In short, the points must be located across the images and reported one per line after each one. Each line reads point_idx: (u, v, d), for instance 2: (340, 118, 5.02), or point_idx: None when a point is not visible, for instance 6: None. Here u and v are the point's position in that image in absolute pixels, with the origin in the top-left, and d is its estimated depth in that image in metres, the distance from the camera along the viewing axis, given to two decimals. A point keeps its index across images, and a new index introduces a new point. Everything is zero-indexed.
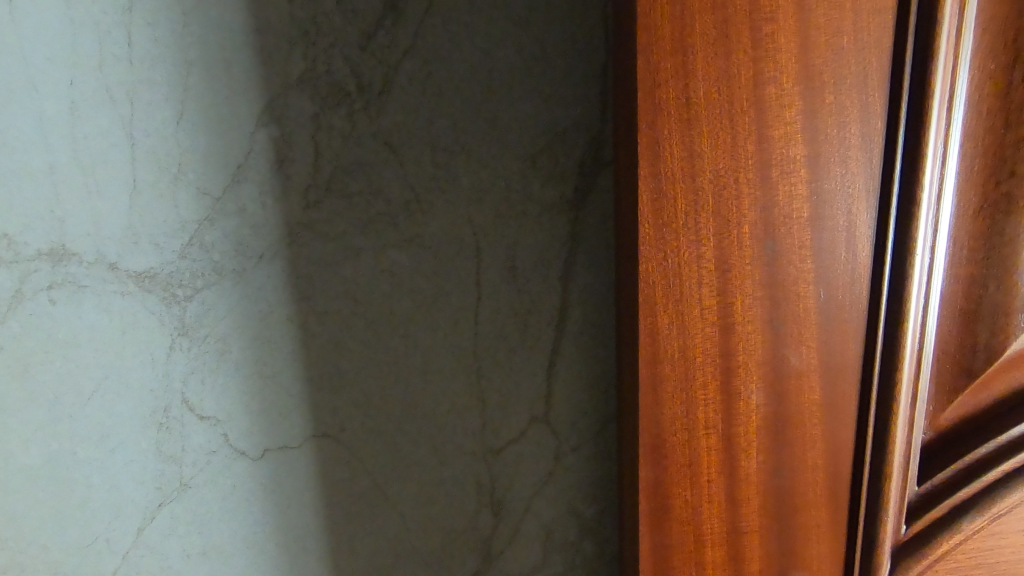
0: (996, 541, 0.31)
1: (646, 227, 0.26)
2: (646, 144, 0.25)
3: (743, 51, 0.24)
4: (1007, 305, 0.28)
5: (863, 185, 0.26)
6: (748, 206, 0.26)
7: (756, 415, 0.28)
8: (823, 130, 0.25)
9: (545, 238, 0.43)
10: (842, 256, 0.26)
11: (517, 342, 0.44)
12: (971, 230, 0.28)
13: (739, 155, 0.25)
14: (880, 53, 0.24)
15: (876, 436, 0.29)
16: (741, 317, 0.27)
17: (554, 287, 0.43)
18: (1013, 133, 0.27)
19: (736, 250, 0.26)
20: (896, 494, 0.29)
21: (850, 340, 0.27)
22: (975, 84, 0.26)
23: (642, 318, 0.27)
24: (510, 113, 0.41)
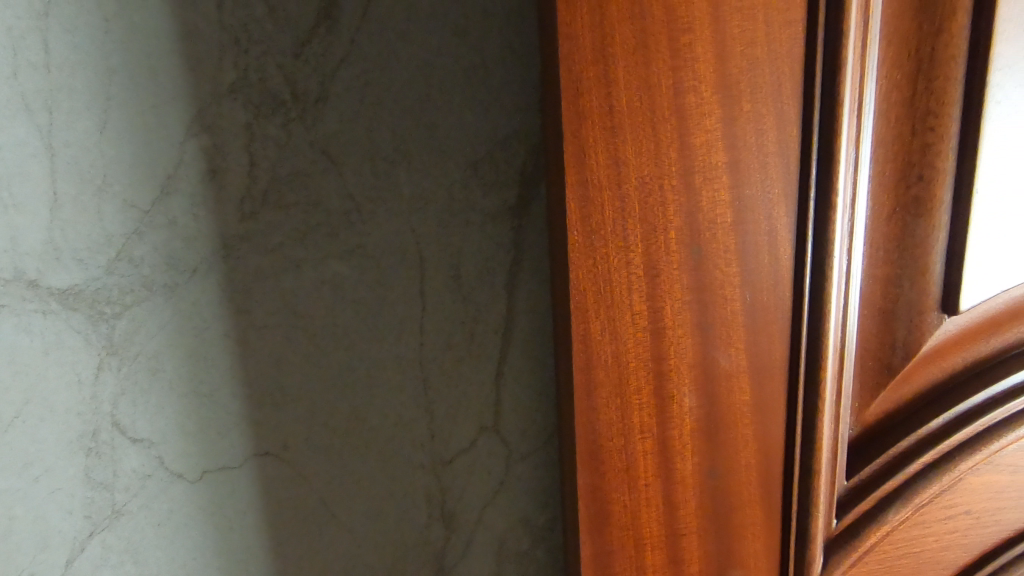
0: (921, 531, 0.32)
1: (575, 234, 0.26)
2: (573, 152, 0.25)
3: (663, 60, 0.25)
4: (920, 302, 0.30)
5: (782, 190, 0.27)
6: (673, 211, 0.26)
7: (690, 416, 0.29)
8: (742, 137, 0.26)
9: (489, 246, 0.42)
10: (765, 259, 0.27)
11: (463, 351, 0.44)
12: (885, 232, 0.29)
13: (663, 162, 0.26)
14: (793, 63, 0.25)
15: (806, 434, 0.29)
16: (672, 321, 0.27)
17: (499, 295, 0.43)
18: (919, 139, 0.28)
19: (664, 256, 0.26)
20: (826, 490, 0.30)
21: (776, 341, 0.28)
22: (884, 93, 0.27)
23: (575, 325, 0.27)
24: (450, 121, 0.40)
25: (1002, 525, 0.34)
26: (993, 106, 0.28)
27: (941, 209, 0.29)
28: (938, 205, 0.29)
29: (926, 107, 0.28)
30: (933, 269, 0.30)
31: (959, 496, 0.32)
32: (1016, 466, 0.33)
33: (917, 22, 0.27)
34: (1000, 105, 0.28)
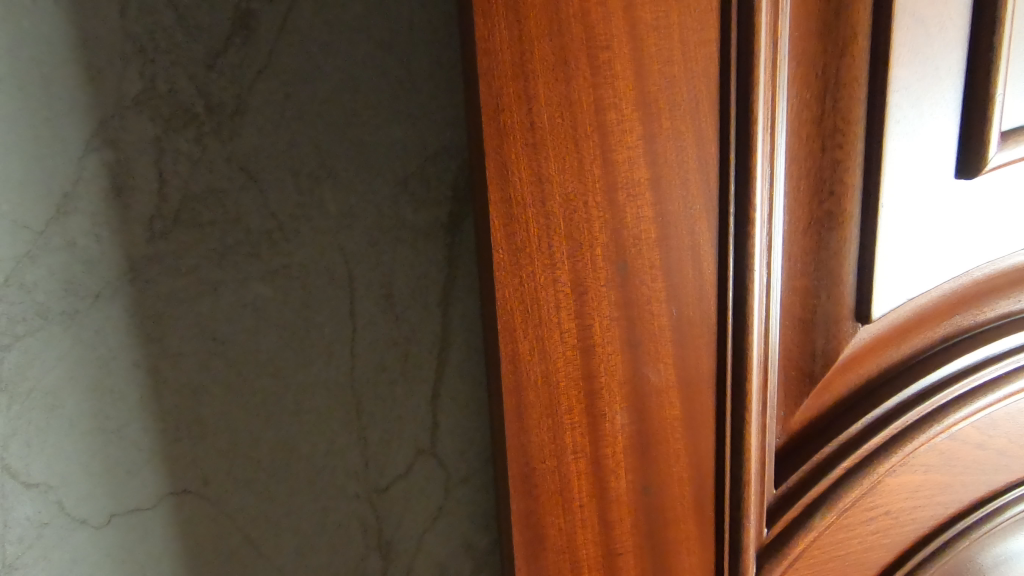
0: (846, 534, 0.33)
1: (500, 253, 0.25)
2: (495, 168, 0.25)
3: (582, 77, 0.25)
4: (836, 312, 0.31)
5: (703, 206, 0.27)
6: (599, 228, 0.26)
7: (622, 434, 0.28)
8: (663, 154, 0.26)
9: (421, 264, 0.41)
10: (690, 273, 0.27)
11: (397, 373, 0.42)
12: (802, 245, 0.30)
13: (586, 178, 0.25)
14: (708, 82, 0.26)
15: (735, 446, 0.30)
16: (601, 338, 0.27)
17: (433, 314, 0.42)
18: (829, 156, 0.29)
19: (591, 272, 0.26)
20: (756, 500, 0.31)
21: (703, 354, 0.29)
22: (795, 112, 0.28)
23: (502, 345, 0.26)
24: (377, 136, 0.39)
25: (920, 524, 0.35)
26: (893, 126, 0.29)
27: (851, 222, 0.30)
28: (849, 218, 0.30)
29: (834, 125, 0.29)
30: (847, 280, 0.31)
31: (880, 499, 0.33)
32: (926, 466, 0.34)
33: (822, 44, 0.28)
34: (899, 125, 0.29)
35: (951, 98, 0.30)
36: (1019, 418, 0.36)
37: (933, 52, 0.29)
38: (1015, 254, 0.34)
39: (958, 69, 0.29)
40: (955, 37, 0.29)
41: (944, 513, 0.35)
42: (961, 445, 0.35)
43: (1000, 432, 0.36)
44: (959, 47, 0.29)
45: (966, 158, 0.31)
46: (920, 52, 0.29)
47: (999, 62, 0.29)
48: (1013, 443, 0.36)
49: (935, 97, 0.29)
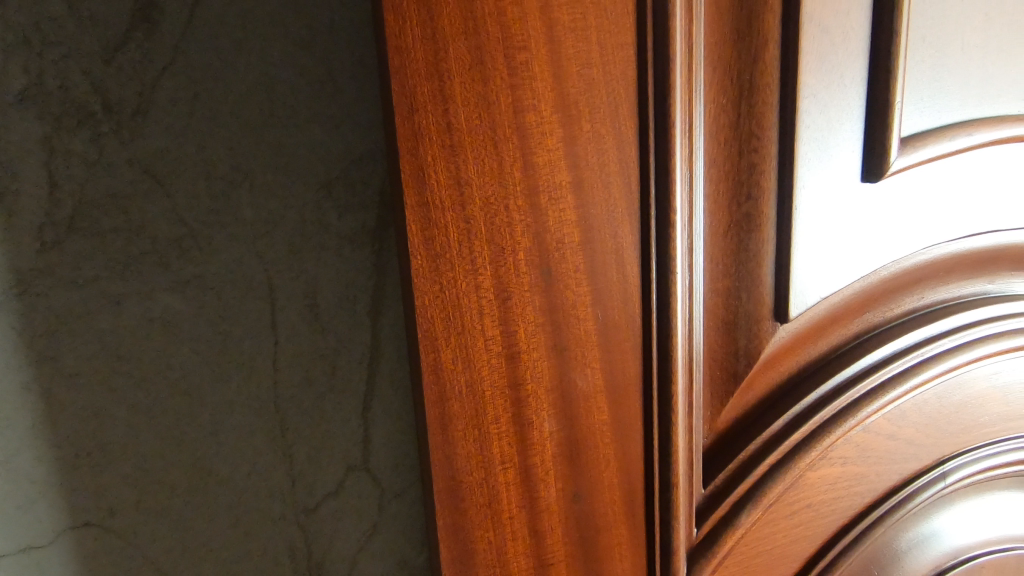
0: (772, 528, 0.34)
1: (419, 259, 0.24)
2: (410, 171, 0.24)
3: (500, 77, 0.24)
4: (756, 312, 0.32)
5: (625, 209, 0.27)
6: (521, 232, 0.25)
7: (551, 441, 0.28)
8: (584, 157, 0.26)
9: (348, 272, 0.38)
10: (614, 277, 0.27)
11: (325, 387, 0.39)
12: (722, 247, 0.30)
13: (506, 181, 0.25)
14: (627, 86, 0.26)
15: (663, 448, 0.30)
16: (526, 344, 0.27)
17: (362, 324, 0.39)
18: (745, 160, 0.30)
19: (514, 276, 0.26)
20: (685, 502, 0.31)
21: (629, 359, 0.28)
22: (712, 117, 0.29)
23: (423, 355, 0.25)
24: (299, 138, 0.36)
25: (840, 513, 0.36)
26: (804, 131, 0.30)
27: (768, 224, 0.31)
28: (766, 221, 0.31)
29: (750, 130, 0.30)
30: (765, 281, 0.32)
31: (802, 492, 0.34)
32: (846, 458, 0.35)
33: (736, 51, 0.29)
34: (809, 131, 0.30)
35: (855, 104, 0.31)
36: (927, 408, 0.37)
37: (837, 61, 0.30)
38: (921, 252, 0.35)
39: (860, 76, 0.30)
40: (857, 46, 0.30)
41: (861, 501, 0.37)
42: (876, 436, 0.36)
43: (911, 422, 0.37)
44: (861, 56, 0.30)
45: (872, 162, 0.32)
46: (827, 61, 0.30)
47: (898, 70, 0.30)
48: (924, 431, 0.38)
49: (841, 104, 0.30)
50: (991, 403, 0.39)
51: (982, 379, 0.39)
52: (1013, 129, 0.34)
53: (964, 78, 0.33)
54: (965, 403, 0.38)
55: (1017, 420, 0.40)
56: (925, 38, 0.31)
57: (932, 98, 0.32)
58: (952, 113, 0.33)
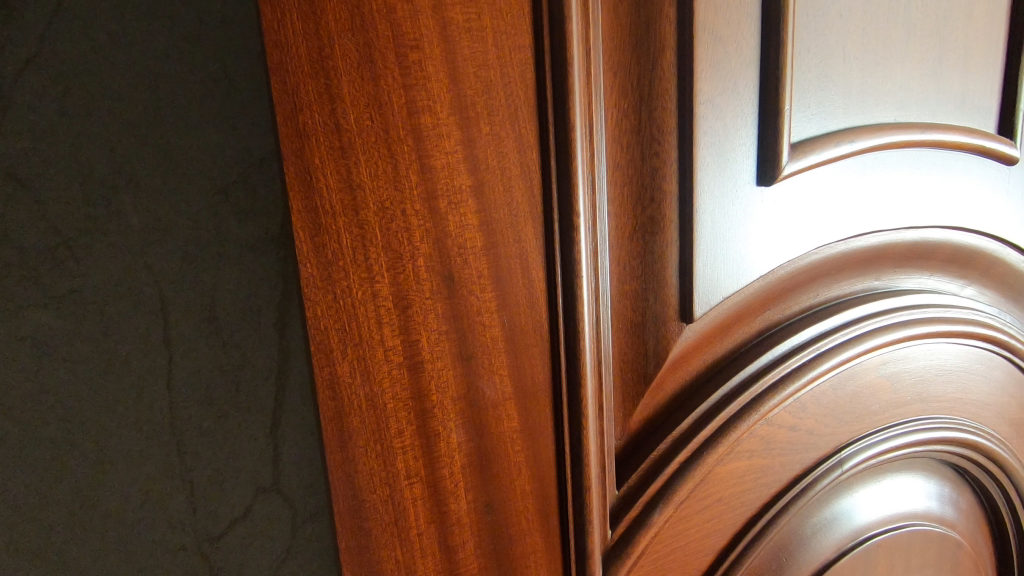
0: (684, 525, 0.35)
1: (309, 268, 0.23)
2: (297, 175, 0.22)
3: (392, 77, 0.23)
4: (664, 314, 0.32)
5: (529, 213, 0.27)
6: (420, 237, 0.25)
7: (459, 452, 0.27)
8: (484, 161, 0.25)
9: (253, 287, 0.33)
10: (520, 281, 0.27)
11: (231, 420, 0.34)
12: (629, 250, 0.31)
13: (402, 185, 0.24)
14: (526, 89, 0.26)
15: (574, 454, 0.29)
16: (429, 353, 0.26)
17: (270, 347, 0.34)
18: (647, 164, 0.30)
19: (414, 284, 0.25)
20: (599, 508, 0.30)
21: (537, 364, 0.28)
22: (613, 122, 0.29)
23: (318, 369, 0.24)
24: (198, 136, 0.30)
25: (749, 505, 0.38)
26: (703, 136, 0.31)
27: (672, 226, 0.32)
28: (670, 224, 0.32)
29: (651, 135, 0.30)
30: (670, 282, 0.32)
31: (712, 487, 0.35)
32: (752, 451, 0.37)
33: (636, 58, 0.29)
34: (708, 136, 0.31)
35: (749, 110, 0.32)
36: (826, 399, 0.39)
37: (730, 68, 0.31)
38: (813, 252, 0.37)
39: (753, 84, 0.32)
40: (747, 56, 0.31)
41: (767, 492, 0.38)
42: (778, 429, 0.37)
43: (810, 413, 0.39)
44: (752, 65, 0.32)
45: (764, 166, 0.33)
46: (721, 69, 0.31)
47: (787, 78, 0.32)
48: (822, 421, 0.39)
49: (734, 111, 0.32)
50: (881, 391, 0.42)
51: (874, 369, 0.41)
52: (893, 136, 0.37)
53: (847, 87, 0.35)
54: (859, 393, 0.41)
55: (904, 407, 0.43)
56: (809, 51, 0.33)
57: (818, 107, 0.34)
58: (837, 120, 0.35)
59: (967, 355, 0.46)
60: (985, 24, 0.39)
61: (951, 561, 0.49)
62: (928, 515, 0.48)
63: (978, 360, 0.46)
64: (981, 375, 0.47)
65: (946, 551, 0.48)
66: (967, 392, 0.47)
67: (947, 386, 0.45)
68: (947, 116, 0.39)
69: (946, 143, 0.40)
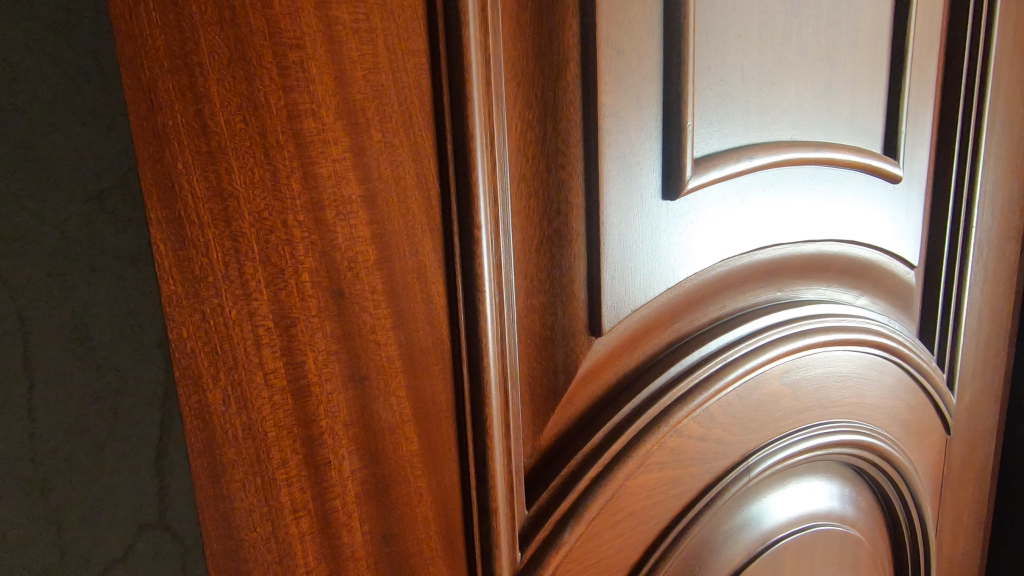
0: (595, 541, 0.34)
1: (172, 285, 0.20)
2: (156, 182, 0.20)
3: (269, 77, 0.21)
4: (572, 327, 0.32)
5: (427, 224, 0.26)
6: (304, 251, 0.23)
7: (352, 480, 0.25)
8: (376, 170, 0.24)
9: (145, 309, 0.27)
10: (418, 296, 0.26)
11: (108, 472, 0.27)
12: (535, 264, 0.30)
13: (283, 194, 0.22)
14: (422, 96, 0.24)
15: (479, 475, 0.28)
16: (316, 375, 0.24)
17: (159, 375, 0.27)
18: (553, 176, 0.30)
19: (298, 300, 0.23)
20: (506, 531, 0.29)
21: (437, 382, 0.27)
22: (517, 132, 0.29)
23: (184, 397, 0.21)
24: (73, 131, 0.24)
25: (661, 516, 0.38)
26: (609, 149, 0.31)
27: (579, 239, 0.31)
28: (576, 237, 0.31)
29: (557, 146, 0.30)
30: (579, 295, 0.32)
31: (624, 500, 0.35)
32: (662, 463, 0.37)
33: (540, 68, 0.29)
34: (614, 149, 0.31)
35: (653, 124, 0.32)
36: (733, 408, 0.40)
37: (634, 82, 0.31)
38: (717, 265, 0.38)
39: (656, 98, 0.32)
40: (651, 70, 0.32)
41: (678, 502, 0.38)
42: (688, 439, 0.38)
43: (718, 422, 0.39)
44: (656, 80, 0.32)
45: (669, 180, 0.34)
46: (624, 82, 0.31)
47: (688, 95, 0.32)
48: (730, 430, 0.40)
49: (638, 124, 0.32)
50: (784, 399, 0.43)
51: (777, 377, 0.42)
52: (790, 153, 0.38)
53: (746, 105, 0.36)
54: (764, 401, 0.42)
55: (805, 412, 0.45)
56: (710, 69, 0.34)
57: (719, 123, 0.35)
58: (737, 137, 0.36)
59: (861, 362, 0.48)
60: (870, 52, 0.42)
61: (852, 558, 0.51)
62: (830, 515, 0.50)
63: (871, 366, 0.49)
64: (874, 380, 0.50)
65: (847, 549, 0.51)
66: (863, 396, 0.49)
67: (844, 391, 0.48)
68: (837, 136, 0.42)
69: (838, 161, 0.42)
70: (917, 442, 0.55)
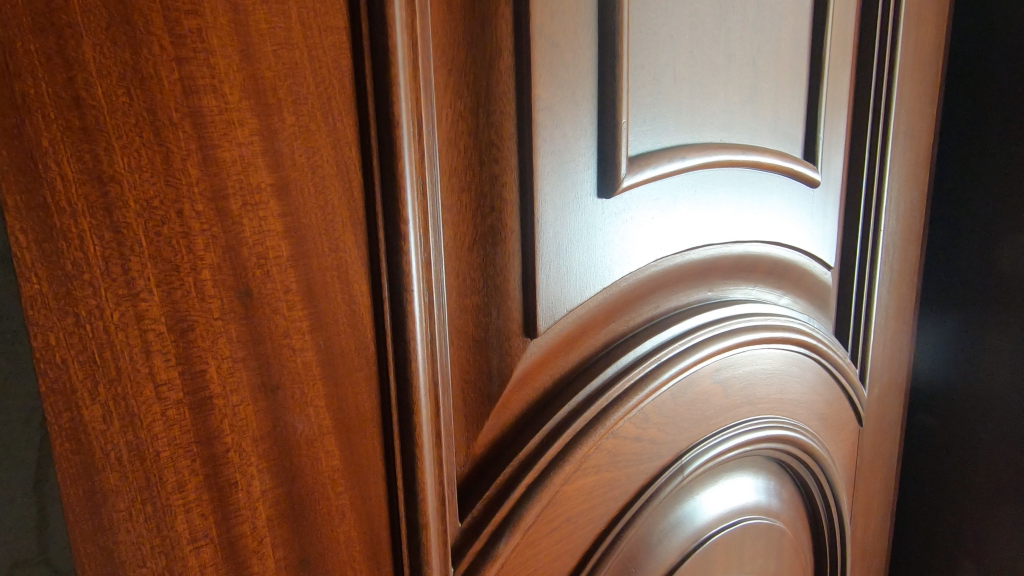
0: (532, 550, 0.33)
1: (38, 283, 0.17)
2: (15, 162, 0.17)
3: (159, 46, 0.18)
4: (507, 328, 0.31)
5: (349, 219, 0.23)
6: (204, 245, 0.20)
7: (263, 502, 0.23)
8: (289, 157, 0.22)
9: None
10: (339, 297, 0.24)
11: None
12: (468, 262, 0.29)
13: (177, 181, 0.19)
14: (341, 77, 0.22)
15: (407, 487, 0.26)
16: (219, 385, 0.21)
17: None
18: (486, 170, 0.29)
19: (197, 302, 0.20)
20: (438, 546, 0.27)
21: (361, 389, 0.25)
22: (447, 123, 0.27)
23: (54, 414, 0.18)
24: None
25: (597, 519, 0.37)
26: (544, 143, 0.30)
27: (513, 236, 0.30)
28: (510, 235, 0.30)
29: (489, 140, 0.28)
30: (513, 295, 0.31)
31: (561, 506, 0.34)
32: (599, 465, 0.36)
33: (472, 56, 0.27)
34: (548, 144, 0.30)
35: (588, 120, 0.32)
36: (667, 407, 0.40)
37: (568, 76, 0.30)
38: (651, 265, 0.38)
39: (591, 94, 0.31)
40: (585, 64, 0.31)
41: (615, 504, 0.38)
42: (623, 440, 0.37)
43: (652, 422, 0.39)
44: (590, 75, 0.31)
45: (604, 178, 0.33)
46: (559, 75, 0.30)
47: (622, 92, 0.32)
48: (664, 430, 0.40)
49: (573, 119, 0.31)
50: (715, 397, 0.44)
51: (708, 376, 0.43)
52: (719, 154, 0.39)
53: (677, 105, 0.36)
54: (696, 399, 0.43)
55: (734, 410, 0.46)
56: (643, 67, 0.34)
57: (652, 122, 0.35)
58: (670, 136, 0.36)
59: (784, 359, 0.50)
60: (791, 60, 0.44)
61: (777, 549, 0.53)
62: (757, 508, 0.51)
63: (794, 362, 0.51)
64: (796, 376, 0.52)
65: (772, 540, 0.52)
66: (786, 392, 0.51)
67: (769, 388, 0.49)
68: (762, 140, 0.43)
69: (763, 164, 0.43)
70: (834, 434, 0.58)
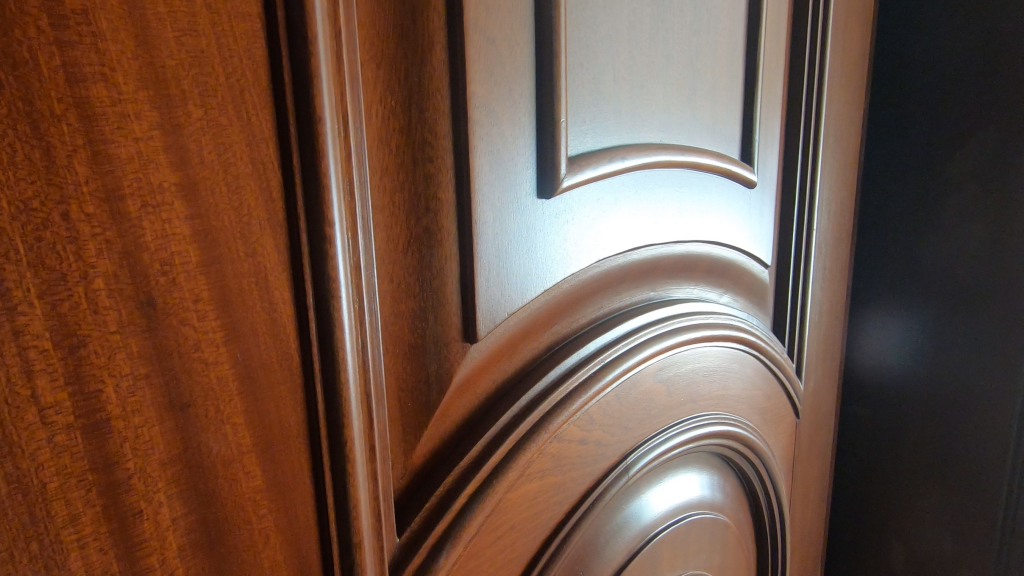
0: (475, 561, 0.32)
1: None
2: None
3: (35, 26, 0.16)
4: (445, 334, 0.30)
5: (267, 221, 0.22)
6: (96, 251, 0.18)
7: (174, 530, 0.21)
8: (196, 154, 0.20)
9: None
10: (258, 305, 0.22)
11: None
12: (402, 265, 0.28)
13: (62, 179, 0.17)
14: (255, 69, 0.21)
15: (339, 505, 0.25)
16: (118, 404, 0.19)
17: None
18: (420, 170, 0.27)
19: (89, 314, 0.18)
20: (373, 566, 0.26)
21: (284, 402, 0.23)
22: (377, 120, 0.26)
23: None
24: None
25: (543, 524, 0.37)
26: (480, 142, 0.29)
27: (450, 239, 0.29)
28: (447, 237, 0.29)
29: (422, 138, 0.27)
30: (451, 299, 0.30)
31: (505, 514, 0.33)
32: (544, 470, 0.35)
33: (402, 51, 0.26)
34: (485, 143, 0.29)
35: (525, 118, 0.31)
36: (611, 408, 0.40)
37: (505, 74, 0.29)
38: (593, 265, 0.38)
39: (529, 92, 0.31)
40: (522, 61, 0.30)
41: (561, 508, 0.38)
42: (568, 443, 0.37)
43: (596, 424, 0.39)
44: (527, 73, 0.31)
45: (544, 178, 0.32)
46: (495, 71, 0.29)
47: (561, 91, 0.31)
48: (609, 431, 0.40)
49: (511, 117, 0.30)
50: (659, 395, 0.44)
51: (652, 376, 0.43)
52: (658, 155, 0.39)
53: (616, 105, 0.36)
54: (640, 399, 0.43)
55: (677, 408, 0.47)
56: (581, 67, 0.34)
57: (591, 122, 0.35)
58: (609, 137, 0.36)
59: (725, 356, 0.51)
60: (727, 63, 0.44)
61: (721, 542, 0.54)
62: (702, 504, 0.52)
63: (734, 359, 0.52)
64: (737, 373, 0.53)
65: (716, 534, 0.53)
66: (727, 388, 0.52)
67: (711, 385, 0.50)
68: (700, 141, 0.44)
69: (702, 165, 0.44)
70: (773, 427, 0.60)
